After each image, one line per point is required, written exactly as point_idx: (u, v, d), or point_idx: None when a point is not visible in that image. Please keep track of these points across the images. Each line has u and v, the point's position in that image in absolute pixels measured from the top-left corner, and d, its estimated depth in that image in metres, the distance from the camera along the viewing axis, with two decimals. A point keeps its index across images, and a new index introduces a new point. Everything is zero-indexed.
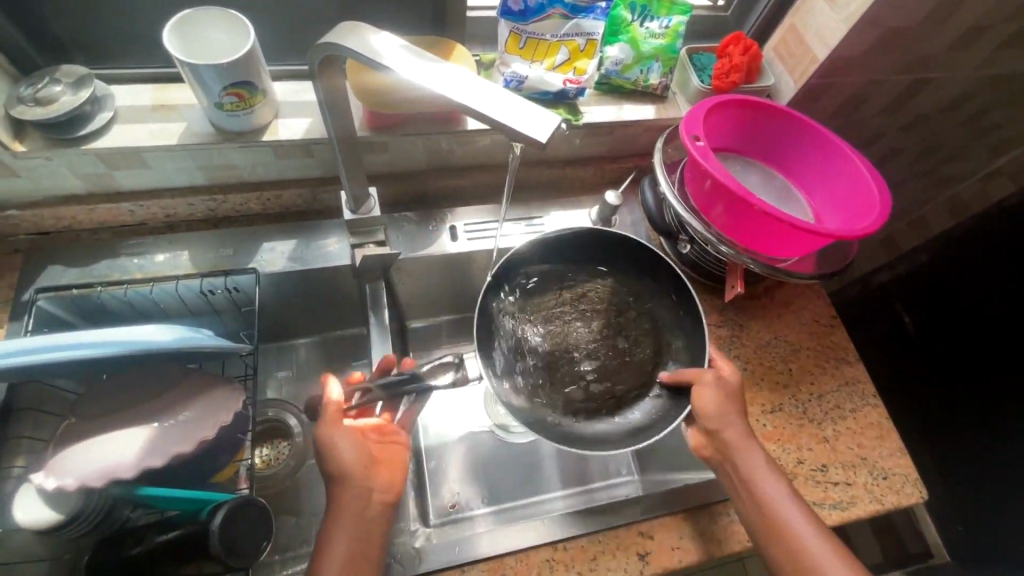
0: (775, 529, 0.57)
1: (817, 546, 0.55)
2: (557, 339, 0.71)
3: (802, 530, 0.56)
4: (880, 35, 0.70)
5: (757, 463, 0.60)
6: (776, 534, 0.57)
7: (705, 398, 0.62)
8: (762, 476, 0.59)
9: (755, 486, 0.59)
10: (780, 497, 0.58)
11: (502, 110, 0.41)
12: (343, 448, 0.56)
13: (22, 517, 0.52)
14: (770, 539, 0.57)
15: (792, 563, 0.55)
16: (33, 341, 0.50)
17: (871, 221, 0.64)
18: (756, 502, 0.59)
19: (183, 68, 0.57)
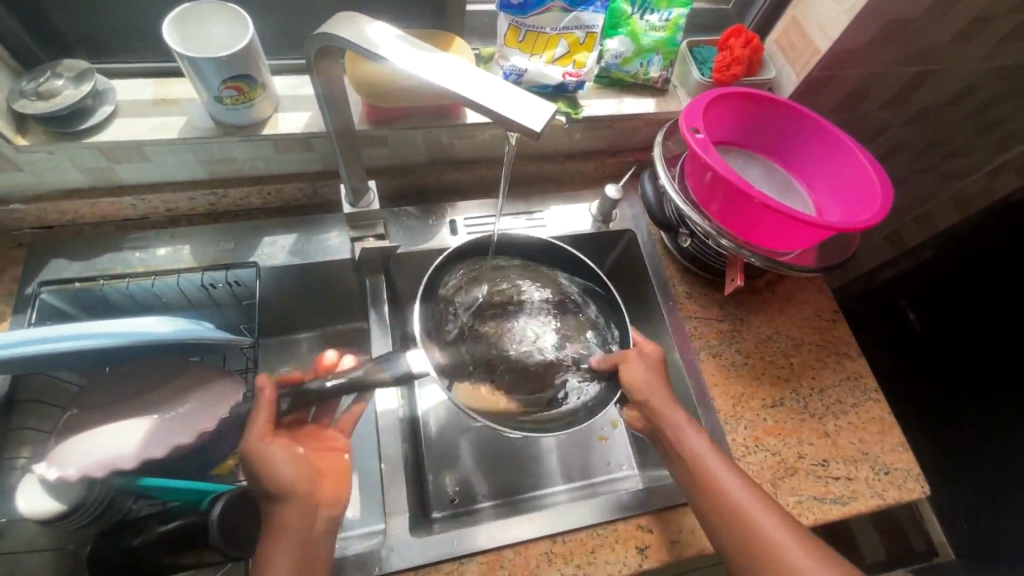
0: (708, 491, 0.57)
1: (748, 501, 0.56)
2: (500, 338, 0.69)
3: (745, 502, 0.56)
4: (881, 26, 0.70)
5: (693, 437, 0.60)
6: (708, 494, 0.57)
7: (633, 370, 0.64)
8: (700, 450, 0.59)
9: (687, 451, 0.59)
10: (720, 471, 0.58)
11: (496, 99, 0.41)
12: (280, 463, 0.53)
13: (25, 507, 0.52)
14: (705, 502, 0.57)
15: (725, 521, 0.56)
16: (34, 333, 0.51)
17: (872, 214, 0.64)
18: (689, 467, 0.59)
19: (182, 62, 0.57)
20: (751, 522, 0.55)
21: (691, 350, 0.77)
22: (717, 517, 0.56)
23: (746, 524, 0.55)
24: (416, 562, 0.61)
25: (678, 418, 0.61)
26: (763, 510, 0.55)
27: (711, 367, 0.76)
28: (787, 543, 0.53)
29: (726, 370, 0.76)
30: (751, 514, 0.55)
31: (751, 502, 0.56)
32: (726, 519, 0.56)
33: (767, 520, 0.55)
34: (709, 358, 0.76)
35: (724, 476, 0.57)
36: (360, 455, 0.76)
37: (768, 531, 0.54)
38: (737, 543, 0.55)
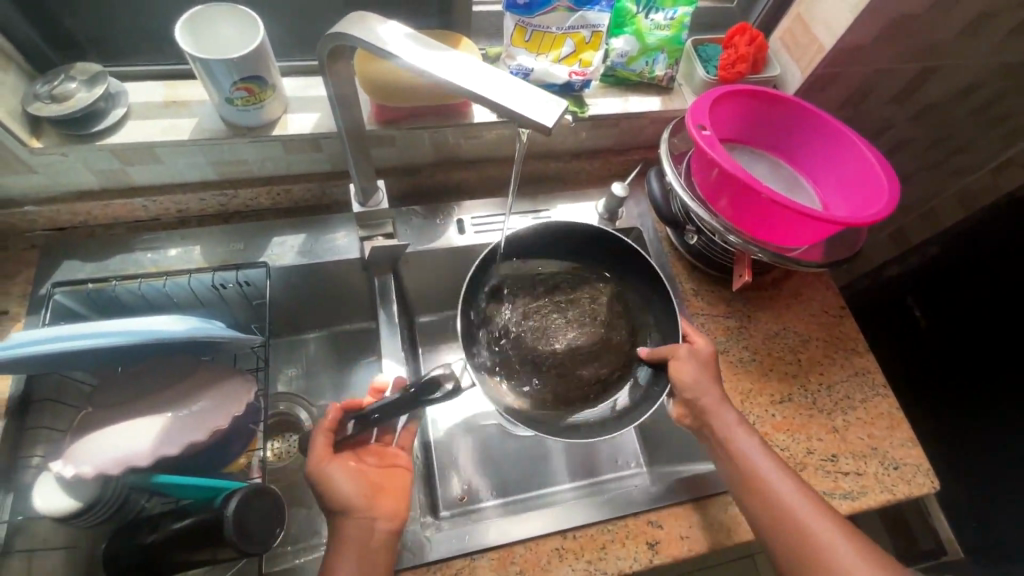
0: (760, 494, 0.57)
1: (801, 505, 0.56)
2: (525, 332, 0.70)
3: (795, 504, 0.56)
4: (885, 23, 0.70)
5: (743, 439, 0.60)
6: (755, 493, 0.57)
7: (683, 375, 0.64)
8: (750, 452, 0.59)
9: (738, 453, 0.60)
10: (772, 473, 0.58)
11: (507, 95, 0.41)
12: (335, 493, 0.57)
13: (42, 505, 0.52)
14: (755, 505, 0.57)
15: (776, 523, 0.56)
16: (51, 332, 0.52)
17: (879, 209, 0.64)
18: (739, 469, 0.59)
19: (194, 63, 0.58)
20: (805, 527, 0.55)
21: None
22: (765, 519, 0.56)
23: (797, 527, 0.55)
24: (427, 558, 0.61)
25: (728, 420, 0.61)
26: (817, 514, 0.55)
27: (718, 362, 0.76)
28: (837, 544, 0.53)
29: (734, 366, 0.76)
30: (805, 517, 0.55)
31: (805, 507, 0.56)
32: (777, 523, 0.56)
33: (821, 525, 0.54)
34: (717, 355, 0.77)
35: (776, 479, 0.58)
36: None
37: (823, 536, 0.54)
38: (788, 546, 0.55)
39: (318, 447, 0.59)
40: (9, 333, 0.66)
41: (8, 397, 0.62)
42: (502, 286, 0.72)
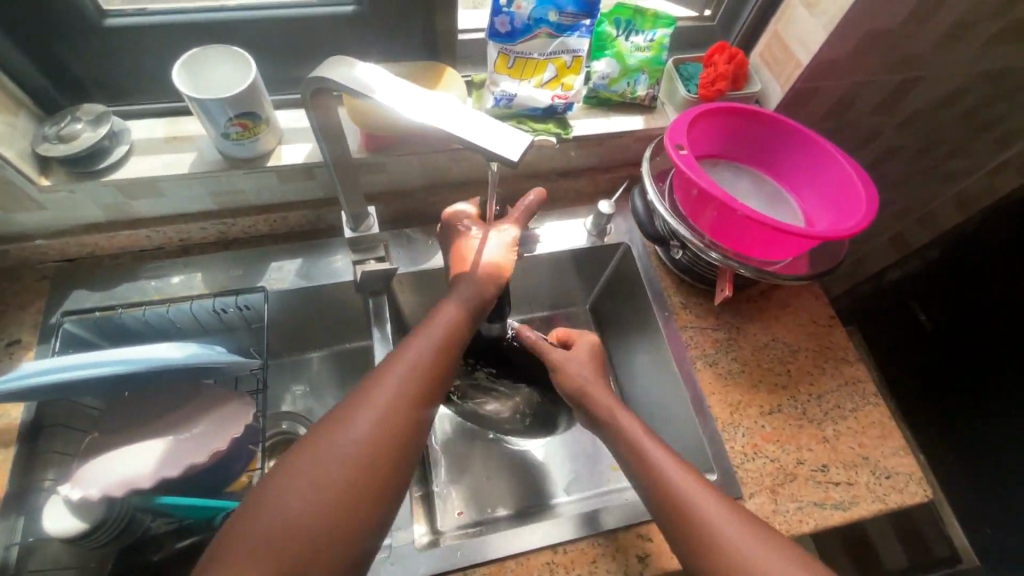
0: (664, 499, 0.56)
1: (732, 531, 0.52)
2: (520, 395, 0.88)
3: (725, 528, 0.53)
4: (861, 38, 0.71)
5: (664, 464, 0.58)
6: (685, 522, 0.54)
7: (567, 369, 0.71)
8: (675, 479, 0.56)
9: (645, 460, 0.59)
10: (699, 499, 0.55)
11: (476, 131, 0.44)
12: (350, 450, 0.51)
13: (51, 526, 0.55)
14: (687, 535, 0.54)
15: (692, 536, 0.53)
16: (61, 361, 0.55)
17: (857, 221, 0.65)
18: (664, 496, 0.56)
19: (191, 103, 0.61)
20: (732, 549, 0.51)
21: (685, 358, 0.78)
22: (697, 552, 0.52)
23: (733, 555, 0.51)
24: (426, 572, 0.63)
25: (633, 430, 0.62)
26: (727, 516, 0.54)
27: (707, 376, 0.77)
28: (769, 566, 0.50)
29: (723, 379, 0.77)
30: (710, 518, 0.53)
31: (730, 528, 0.53)
32: (711, 552, 0.52)
33: (727, 524, 0.53)
34: (705, 367, 0.77)
35: (679, 480, 0.56)
36: None
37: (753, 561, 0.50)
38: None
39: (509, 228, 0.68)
40: (22, 362, 0.69)
41: (20, 423, 0.65)
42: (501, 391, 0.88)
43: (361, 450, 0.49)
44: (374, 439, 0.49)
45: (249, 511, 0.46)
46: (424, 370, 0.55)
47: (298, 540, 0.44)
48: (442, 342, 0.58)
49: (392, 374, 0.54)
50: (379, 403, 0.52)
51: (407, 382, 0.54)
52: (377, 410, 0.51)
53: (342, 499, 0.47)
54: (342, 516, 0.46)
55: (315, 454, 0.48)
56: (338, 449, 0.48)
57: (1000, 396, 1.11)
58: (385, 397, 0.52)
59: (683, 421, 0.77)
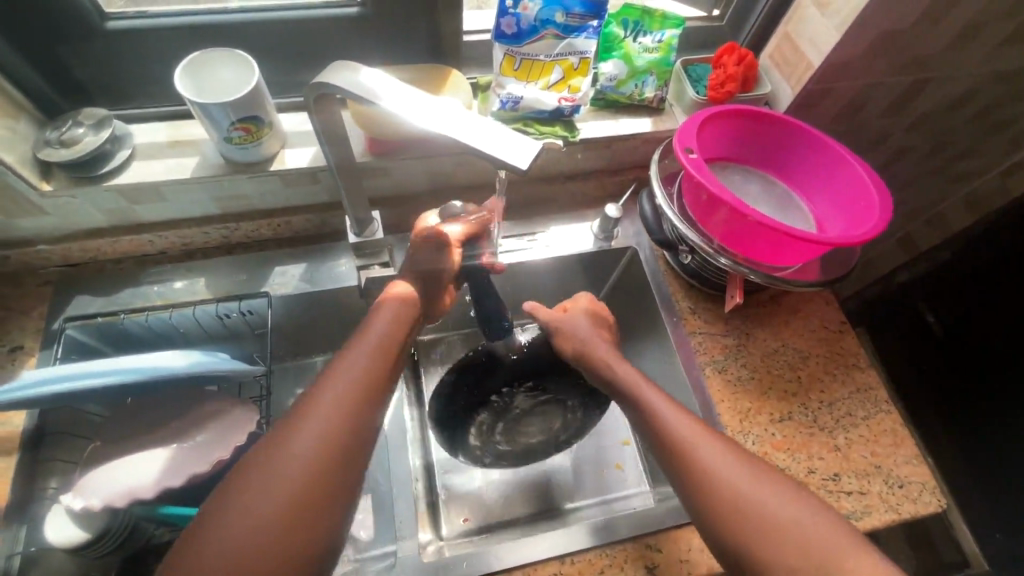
0: (666, 446, 0.56)
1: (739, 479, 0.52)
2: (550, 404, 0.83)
3: (730, 475, 0.53)
4: (874, 38, 0.70)
5: (670, 417, 0.57)
6: (692, 476, 0.54)
7: (567, 331, 0.69)
8: (683, 433, 0.56)
9: (648, 409, 0.59)
10: (706, 450, 0.54)
11: (484, 139, 0.43)
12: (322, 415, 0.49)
13: (53, 535, 0.54)
14: (693, 488, 0.53)
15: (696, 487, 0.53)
16: (62, 369, 0.54)
17: (870, 227, 0.64)
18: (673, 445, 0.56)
19: (193, 107, 0.61)
20: (738, 497, 0.51)
21: (694, 365, 0.77)
22: (703, 501, 0.52)
23: (737, 503, 0.51)
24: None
25: (632, 379, 0.62)
26: (728, 459, 0.54)
27: (717, 383, 0.76)
28: (775, 508, 0.51)
29: (732, 386, 0.76)
30: (712, 462, 0.53)
31: (736, 476, 0.53)
32: (717, 502, 0.52)
33: (731, 473, 0.53)
34: (714, 374, 0.76)
35: (681, 426, 0.57)
36: None
37: (759, 504, 0.51)
38: (729, 526, 0.51)
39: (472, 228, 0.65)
40: (25, 367, 0.68)
41: (22, 430, 0.64)
42: (534, 405, 0.83)
43: (317, 456, 0.46)
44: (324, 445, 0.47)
45: (224, 499, 0.44)
46: (372, 369, 0.53)
47: (256, 552, 0.42)
48: (381, 345, 0.55)
49: (340, 379, 0.51)
50: (328, 412, 0.49)
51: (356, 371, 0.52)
52: (329, 401, 0.49)
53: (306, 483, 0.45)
54: (300, 527, 0.44)
55: (272, 449, 0.46)
56: (289, 460, 0.46)
57: (1004, 397, 1.09)
58: (334, 403, 0.49)
59: None
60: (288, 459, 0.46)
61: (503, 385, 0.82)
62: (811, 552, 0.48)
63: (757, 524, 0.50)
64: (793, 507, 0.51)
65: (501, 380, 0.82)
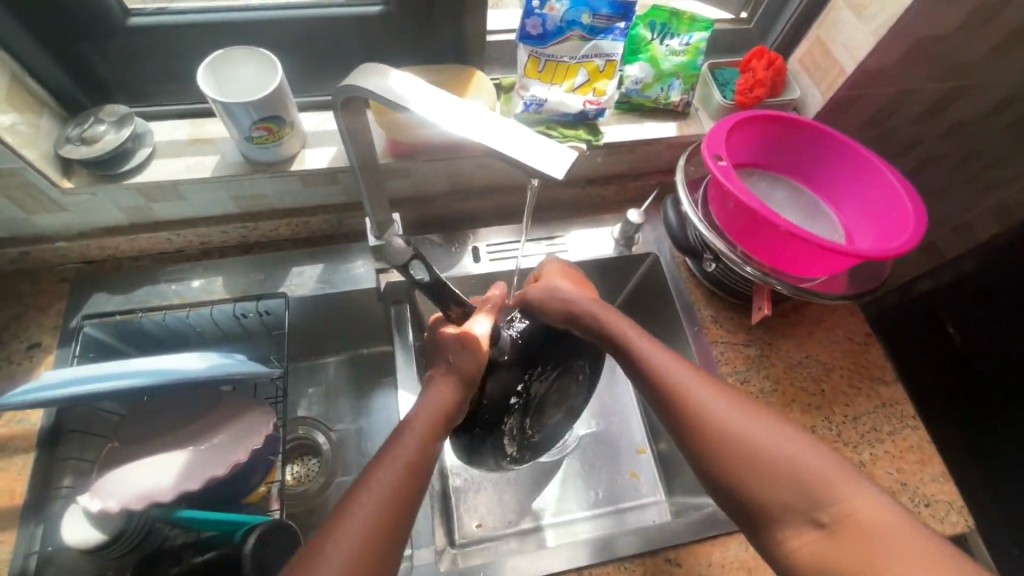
0: (660, 392, 0.56)
1: (740, 421, 0.52)
2: (567, 383, 0.62)
3: (729, 418, 0.52)
4: (911, 44, 0.68)
5: (664, 365, 0.57)
6: (696, 426, 0.53)
7: (549, 302, 0.64)
8: (684, 379, 0.55)
9: (638, 356, 0.58)
10: (705, 394, 0.54)
11: (518, 146, 0.42)
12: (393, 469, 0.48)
13: (70, 537, 0.55)
14: (696, 434, 0.53)
15: (697, 434, 0.53)
16: (83, 371, 0.54)
17: (904, 240, 0.62)
18: (670, 389, 0.55)
19: (215, 106, 0.60)
20: (741, 439, 0.51)
21: (716, 375, 0.75)
22: (707, 447, 0.52)
23: (739, 442, 0.51)
24: None
25: (620, 327, 0.60)
26: (723, 401, 0.54)
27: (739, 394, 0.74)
28: (778, 448, 0.50)
29: (754, 397, 0.74)
30: (705, 403, 0.53)
31: (736, 417, 0.52)
32: (721, 447, 0.51)
33: (730, 414, 0.53)
34: (736, 385, 0.75)
35: (675, 371, 0.56)
36: None
37: (761, 442, 0.51)
38: (735, 469, 0.50)
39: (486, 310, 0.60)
40: (42, 364, 0.68)
41: (39, 429, 0.64)
42: (548, 392, 0.61)
43: (389, 508, 0.46)
44: (371, 540, 0.44)
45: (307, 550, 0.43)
46: (417, 464, 0.49)
47: None
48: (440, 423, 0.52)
49: (385, 473, 0.47)
50: (375, 509, 0.45)
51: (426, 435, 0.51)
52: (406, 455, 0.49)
53: (377, 536, 0.44)
54: None
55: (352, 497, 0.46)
56: (362, 507, 0.45)
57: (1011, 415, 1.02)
58: (383, 499, 0.46)
59: None
60: (347, 533, 0.44)
61: (515, 382, 0.60)
62: (807, 486, 0.48)
63: (758, 463, 0.50)
64: (790, 446, 0.50)
65: (510, 377, 0.60)
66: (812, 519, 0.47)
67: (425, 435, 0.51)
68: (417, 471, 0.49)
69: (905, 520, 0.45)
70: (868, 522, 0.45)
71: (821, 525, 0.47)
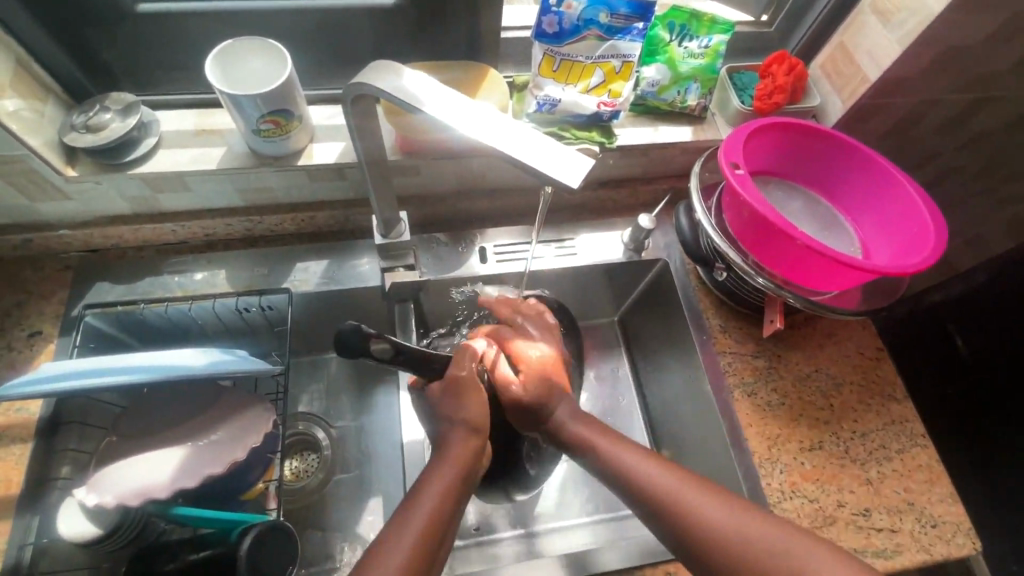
0: (640, 497, 0.51)
1: (738, 528, 0.48)
2: None
3: (723, 530, 0.48)
4: (939, 53, 0.66)
5: (637, 467, 0.52)
6: (692, 539, 0.49)
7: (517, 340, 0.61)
8: (665, 484, 0.51)
9: (607, 457, 0.54)
10: (692, 499, 0.50)
11: (532, 152, 0.41)
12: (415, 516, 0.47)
13: (66, 530, 0.54)
14: (693, 548, 0.49)
15: (692, 545, 0.49)
16: (82, 365, 0.53)
17: (923, 258, 0.61)
18: (651, 496, 0.51)
19: (223, 98, 0.58)
20: (743, 551, 0.47)
21: (722, 385, 0.74)
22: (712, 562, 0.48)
23: (744, 556, 0.47)
24: None
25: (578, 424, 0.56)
26: (713, 503, 0.49)
27: (747, 406, 0.73)
28: (780, 557, 0.46)
29: (761, 410, 0.73)
30: (694, 509, 0.49)
31: (733, 526, 0.48)
32: (726, 559, 0.47)
33: (722, 518, 0.48)
34: (743, 397, 0.73)
35: (648, 472, 0.52)
36: (388, 475, 0.79)
37: (762, 552, 0.47)
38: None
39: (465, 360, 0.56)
40: (42, 353, 0.67)
41: (37, 418, 0.64)
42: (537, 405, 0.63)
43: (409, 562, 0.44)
44: None
45: None
46: (428, 541, 0.46)
47: None
48: (461, 472, 0.50)
49: (393, 551, 0.44)
50: None
51: (449, 486, 0.49)
52: (428, 505, 0.48)
53: None
54: None
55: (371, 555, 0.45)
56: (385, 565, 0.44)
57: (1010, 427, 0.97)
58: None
59: (713, 451, 0.73)
60: None
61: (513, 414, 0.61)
62: None
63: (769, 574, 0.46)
64: (786, 545, 0.47)
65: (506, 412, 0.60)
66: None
67: (434, 510, 0.47)
68: (427, 543, 0.46)
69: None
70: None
71: None
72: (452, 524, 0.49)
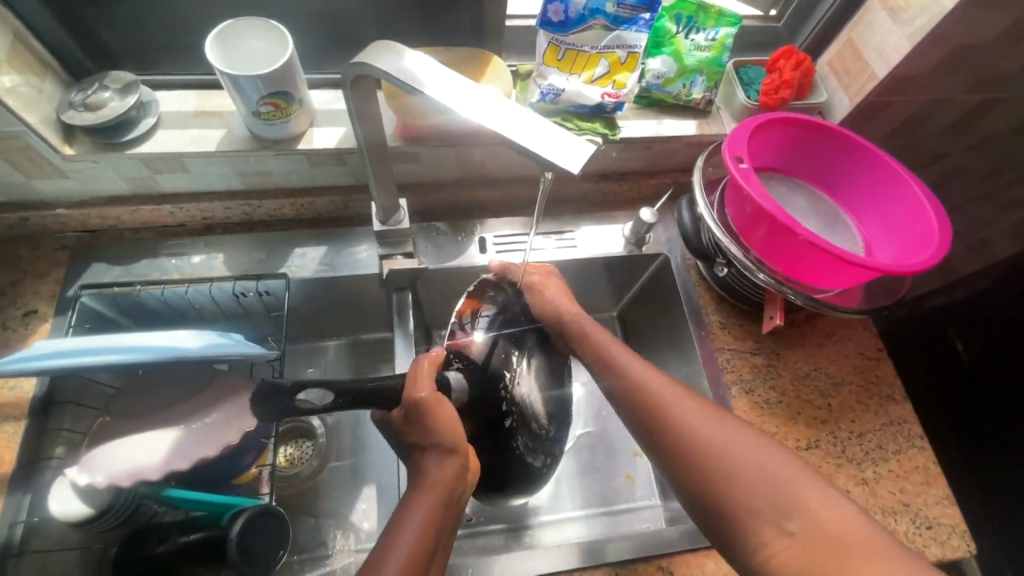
0: (631, 400, 0.58)
1: (719, 433, 0.54)
2: (522, 374, 0.63)
3: (704, 432, 0.54)
4: (948, 51, 0.65)
5: (641, 379, 0.59)
6: (678, 441, 0.54)
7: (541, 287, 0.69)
8: (661, 393, 0.57)
9: (614, 365, 0.61)
10: (682, 407, 0.56)
11: (533, 136, 0.40)
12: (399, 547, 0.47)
13: (57, 509, 0.54)
14: (677, 452, 0.54)
15: (676, 448, 0.54)
16: (74, 345, 0.52)
17: (928, 256, 0.60)
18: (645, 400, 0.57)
19: (223, 78, 0.58)
20: (722, 452, 0.52)
21: (720, 383, 0.73)
22: (693, 466, 0.53)
23: (720, 457, 0.52)
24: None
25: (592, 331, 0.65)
26: (700, 412, 0.55)
27: (745, 405, 0.72)
28: (751, 457, 0.52)
29: (759, 408, 0.72)
30: (682, 412, 0.55)
31: (715, 433, 0.54)
32: (705, 461, 0.52)
33: (704, 425, 0.54)
34: (740, 395, 0.73)
35: (649, 380, 0.58)
36: (381, 464, 0.78)
37: (738, 453, 0.52)
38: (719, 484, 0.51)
39: (424, 376, 0.55)
40: (37, 332, 0.67)
41: (32, 397, 0.63)
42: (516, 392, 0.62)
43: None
44: None
45: None
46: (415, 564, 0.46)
47: None
48: (442, 496, 0.50)
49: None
50: None
51: (430, 511, 0.49)
52: (414, 525, 0.48)
53: None
54: None
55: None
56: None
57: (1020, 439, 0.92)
58: None
59: None
60: None
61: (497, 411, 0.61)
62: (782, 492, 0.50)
63: (737, 473, 0.51)
64: (755, 451, 0.52)
65: (488, 408, 0.61)
66: (779, 526, 0.49)
67: (419, 539, 0.47)
68: (418, 554, 0.47)
69: (874, 549, 0.45)
70: (830, 525, 0.47)
71: (789, 532, 0.48)
72: (439, 547, 0.49)
